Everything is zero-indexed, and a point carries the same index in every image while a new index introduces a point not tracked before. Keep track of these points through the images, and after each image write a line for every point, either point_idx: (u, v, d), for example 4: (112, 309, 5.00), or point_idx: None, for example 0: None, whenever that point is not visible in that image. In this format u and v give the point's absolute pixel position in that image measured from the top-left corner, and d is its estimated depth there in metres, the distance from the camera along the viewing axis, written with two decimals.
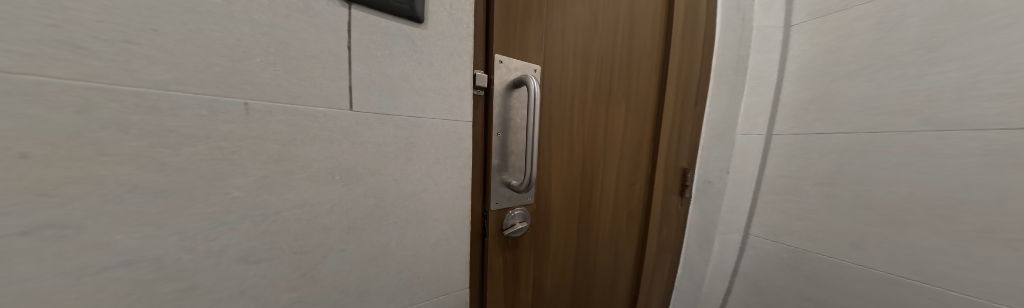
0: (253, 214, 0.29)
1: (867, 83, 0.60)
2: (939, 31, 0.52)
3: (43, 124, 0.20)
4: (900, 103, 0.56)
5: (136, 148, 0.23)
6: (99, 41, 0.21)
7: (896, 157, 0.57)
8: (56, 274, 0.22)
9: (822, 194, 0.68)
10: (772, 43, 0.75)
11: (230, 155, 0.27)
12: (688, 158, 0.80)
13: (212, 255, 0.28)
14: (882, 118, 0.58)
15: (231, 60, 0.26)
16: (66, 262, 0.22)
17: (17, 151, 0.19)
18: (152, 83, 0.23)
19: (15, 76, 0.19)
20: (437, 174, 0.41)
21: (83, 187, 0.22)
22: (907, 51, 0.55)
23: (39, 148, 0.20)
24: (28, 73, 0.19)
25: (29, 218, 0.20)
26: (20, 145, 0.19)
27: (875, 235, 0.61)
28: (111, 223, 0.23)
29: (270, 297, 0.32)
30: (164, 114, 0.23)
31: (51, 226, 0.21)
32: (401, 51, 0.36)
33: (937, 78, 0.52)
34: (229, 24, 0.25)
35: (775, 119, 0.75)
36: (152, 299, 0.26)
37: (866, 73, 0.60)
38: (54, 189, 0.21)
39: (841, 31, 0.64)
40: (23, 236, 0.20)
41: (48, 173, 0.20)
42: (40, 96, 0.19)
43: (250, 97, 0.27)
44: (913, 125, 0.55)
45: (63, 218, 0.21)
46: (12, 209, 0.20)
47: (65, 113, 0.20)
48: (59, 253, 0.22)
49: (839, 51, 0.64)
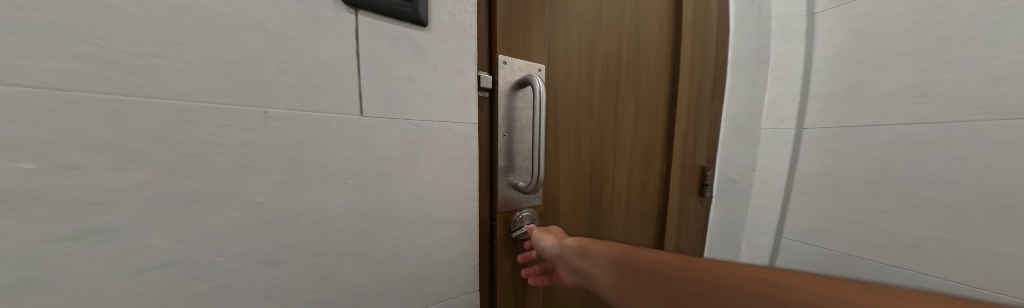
0: (273, 218, 0.30)
1: (913, 70, 0.54)
2: (993, 10, 0.47)
3: (88, 137, 0.21)
4: (955, 90, 0.51)
5: (169, 157, 0.24)
6: (129, 56, 0.22)
7: (956, 151, 0.51)
8: (102, 276, 0.24)
9: (868, 194, 0.61)
10: (794, 32, 0.71)
11: (252, 162, 0.28)
12: (708, 156, 0.75)
13: (239, 257, 0.29)
14: (934, 109, 0.53)
15: (248, 71, 0.27)
16: (110, 265, 0.24)
17: (67, 163, 0.21)
18: (179, 94, 0.24)
19: (65, 94, 0.20)
20: (444, 176, 0.42)
21: (122, 193, 0.23)
22: (954, 34, 0.51)
23: (87, 157, 0.22)
24: (74, 89, 0.21)
25: (80, 223, 0.22)
26: (68, 157, 0.21)
27: (939, 239, 0.54)
28: (148, 228, 0.24)
29: (292, 297, 0.33)
30: (192, 123, 0.25)
31: (97, 230, 0.23)
32: (407, 55, 0.37)
33: (997, 63, 0.47)
34: (243, 34, 0.27)
35: (804, 113, 0.70)
36: (186, 300, 0.27)
37: (907, 59, 0.55)
38: (97, 197, 0.22)
39: (876, 15, 0.59)
40: (75, 240, 0.22)
41: (91, 182, 0.22)
42: (86, 112, 0.21)
43: (269, 105, 0.28)
44: (971, 114, 0.50)
45: (107, 222, 0.23)
46: (62, 216, 0.21)
47: (106, 125, 0.22)
48: (104, 255, 0.23)
49: (875, 38, 0.59)
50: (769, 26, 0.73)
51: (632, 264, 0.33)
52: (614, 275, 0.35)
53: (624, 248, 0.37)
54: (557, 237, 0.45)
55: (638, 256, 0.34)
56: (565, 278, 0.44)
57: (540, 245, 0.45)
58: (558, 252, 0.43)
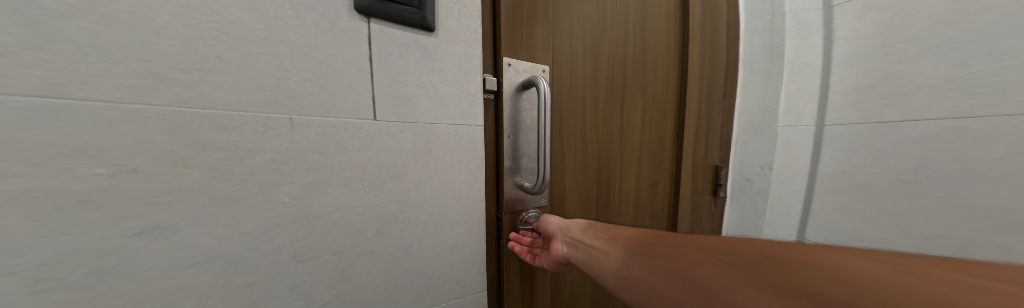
0: (299, 217, 0.33)
1: (949, 61, 0.51)
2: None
3: (146, 144, 0.24)
4: (996, 81, 0.47)
5: (211, 161, 0.27)
6: (178, 71, 0.25)
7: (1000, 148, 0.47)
8: (160, 268, 0.27)
9: (904, 193, 0.57)
10: (812, 26, 0.66)
11: (280, 165, 0.31)
12: (722, 155, 0.73)
13: (270, 253, 0.32)
14: (974, 102, 0.49)
15: (275, 80, 0.30)
16: (165, 258, 0.27)
17: (130, 168, 0.24)
18: (218, 104, 0.27)
19: (127, 106, 0.23)
20: (453, 178, 0.43)
21: (174, 194, 0.26)
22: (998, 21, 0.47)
23: (145, 163, 0.25)
24: (135, 102, 0.24)
25: (141, 221, 0.25)
26: (131, 162, 0.24)
27: (984, 242, 0.51)
28: (195, 225, 0.27)
29: (316, 293, 0.35)
30: (229, 131, 0.28)
31: (154, 227, 0.26)
32: (416, 60, 0.38)
33: None
34: (271, 46, 0.29)
35: (825, 108, 0.66)
36: (227, 293, 0.30)
37: (946, 50, 0.51)
38: (154, 197, 0.25)
39: (901, 7, 0.55)
40: (137, 235, 0.25)
41: (150, 185, 0.25)
42: (145, 122, 0.24)
43: (293, 112, 0.31)
44: (1012, 108, 0.46)
45: (161, 221, 0.26)
46: (126, 215, 0.24)
47: (161, 133, 0.25)
48: (160, 249, 0.26)
49: (903, 29, 0.55)
50: (782, 21, 0.69)
51: (627, 238, 0.39)
52: (606, 244, 0.40)
53: (626, 230, 0.42)
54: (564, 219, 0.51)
55: (636, 233, 0.39)
56: (548, 261, 0.49)
57: (546, 220, 0.51)
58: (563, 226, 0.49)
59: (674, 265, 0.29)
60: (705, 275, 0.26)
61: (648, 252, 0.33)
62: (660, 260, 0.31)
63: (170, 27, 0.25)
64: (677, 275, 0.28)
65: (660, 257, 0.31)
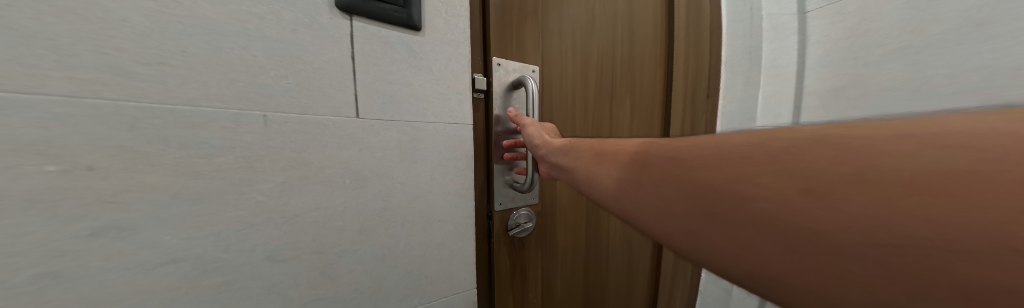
0: (275, 217, 0.31)
1: (907, 64, 0.52)
2: (987, 4, 0.46)
3: (104, 140, 0.23)
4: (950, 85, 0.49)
5: (175, 159, 0.26)
6: (140, 65, 0.24)
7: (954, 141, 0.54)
8: (118, 271, 0.25)
9: None
10: (788, 30, 0.67)
11: (254, 163, 0.29)
12: (706, 128, 0.69)
13: (243, 254, 0.30)
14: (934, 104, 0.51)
15: (249, 76, 0.28)
16: (126, 260, 0.25)
17: (84, 165, 0.22)
18: (184, 100, 0.25)
19: (81, 101, 0.22)
20: (440, 176, 0.42)
21: (135, 194, 0.24)
22: (951, 28, 0.49)
23: (101, 160, 0.23)
24: (91, 98, 0.22)
25: (97, 222, 0.23)
26: (86, 159, 0.22)
27: None
28: (161, 225, 0.26)
29: (294, 293, 0.34)
30: (197, 127, 0.26)
31: (112, 228, 0.24)
32: (401, 58, 0.37)
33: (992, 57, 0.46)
34: (243, 41, 0.28)
35: (801, 109, 0.66)
36: (196, 295, 0.28)
37: (907, 54, 0.52)
38: (113, 196, 0.24)
39: (867, 13, 0.56)
40: (93, 237, 0.23)
41: (108, 183, 0.23)
42: (102, 117, 0.23)
43: (269, 109, 0.29)
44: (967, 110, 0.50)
45: (120, 221, 0.24)
46: (81, 215, 0.23)
47: (120, 130, 0.23)
48: (119, 251, 0.25)
49: (868, 34, 0.56)
50: (760, 26, 0.69)
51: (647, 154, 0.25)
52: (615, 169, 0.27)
53: (779, 146, 0.17)
54: (551, 137, 0.41)
55: (775, 166, 0.16)
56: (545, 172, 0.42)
57: (535, 143, 0.41)
58: (543, 152, 0.39)
59: (752, 182, 0.16)
60: (854, 194, 0.13)
61: (700, 175, 0.19)
62: (723, 176, 0.18)
63: (131, 19, 0.23)
64: (781, 205, 0.15)
65: (721, 169, 0.18)
